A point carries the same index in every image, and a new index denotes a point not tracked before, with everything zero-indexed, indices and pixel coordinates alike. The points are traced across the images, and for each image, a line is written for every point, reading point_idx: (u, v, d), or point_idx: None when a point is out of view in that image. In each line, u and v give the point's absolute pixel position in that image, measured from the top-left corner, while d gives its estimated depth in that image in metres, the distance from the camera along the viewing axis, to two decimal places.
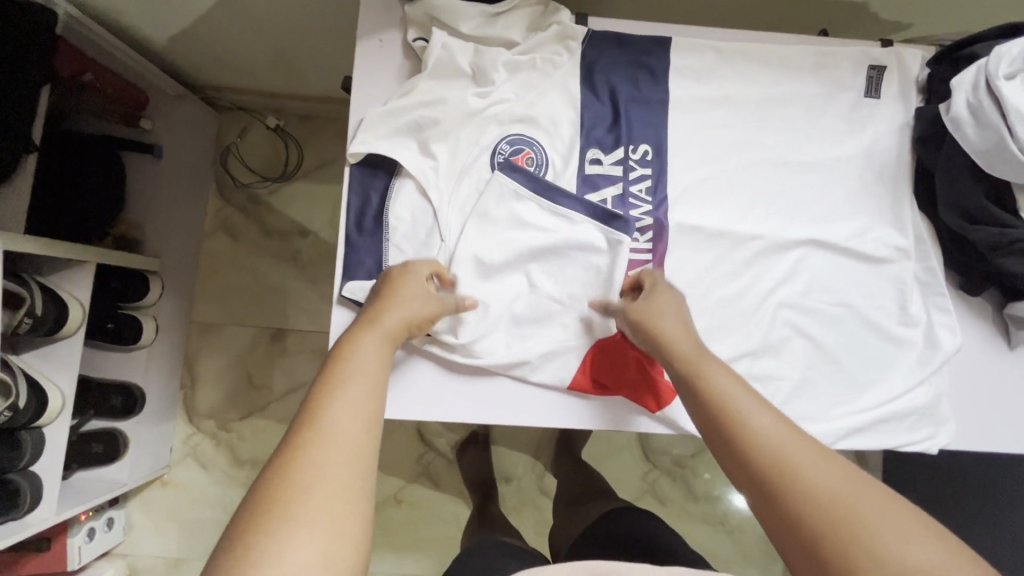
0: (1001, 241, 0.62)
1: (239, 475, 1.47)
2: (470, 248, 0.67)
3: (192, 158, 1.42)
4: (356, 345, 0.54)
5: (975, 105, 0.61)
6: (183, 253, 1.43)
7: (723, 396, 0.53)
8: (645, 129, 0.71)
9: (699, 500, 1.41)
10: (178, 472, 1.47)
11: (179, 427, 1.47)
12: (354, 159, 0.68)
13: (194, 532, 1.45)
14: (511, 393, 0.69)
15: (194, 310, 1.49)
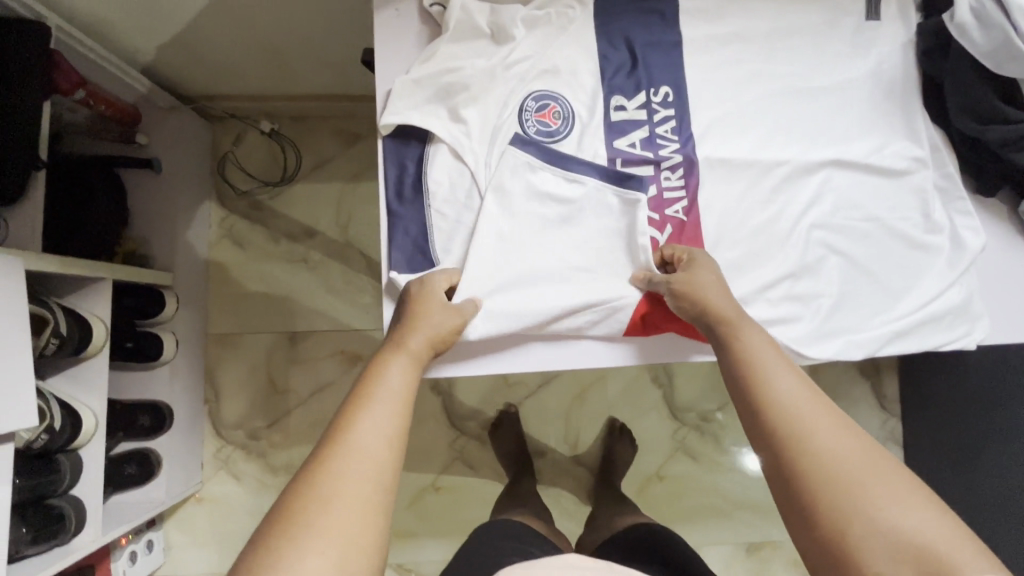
0: (1011, 136, 0.66)
1: (274, 482, 1.46)
2: (491, 222, 0.67)
3: (191, 168, 1.41)
4: (389, 364, 0.58)
5: (979, 10, 0.63)
6: (191, 265, 1.42)
7: (755, 359, 0.57)
8: (664, 71, 0.73)
9: (730, 451, 1.44)
10: (212, 487, 1.45)
11: (208, 442, 1.46)
12: (386, 131, 0.68)
13: (234, 544, 1.44)
14: (593, 354, 0.70)
15: (209, 323, 1.48)
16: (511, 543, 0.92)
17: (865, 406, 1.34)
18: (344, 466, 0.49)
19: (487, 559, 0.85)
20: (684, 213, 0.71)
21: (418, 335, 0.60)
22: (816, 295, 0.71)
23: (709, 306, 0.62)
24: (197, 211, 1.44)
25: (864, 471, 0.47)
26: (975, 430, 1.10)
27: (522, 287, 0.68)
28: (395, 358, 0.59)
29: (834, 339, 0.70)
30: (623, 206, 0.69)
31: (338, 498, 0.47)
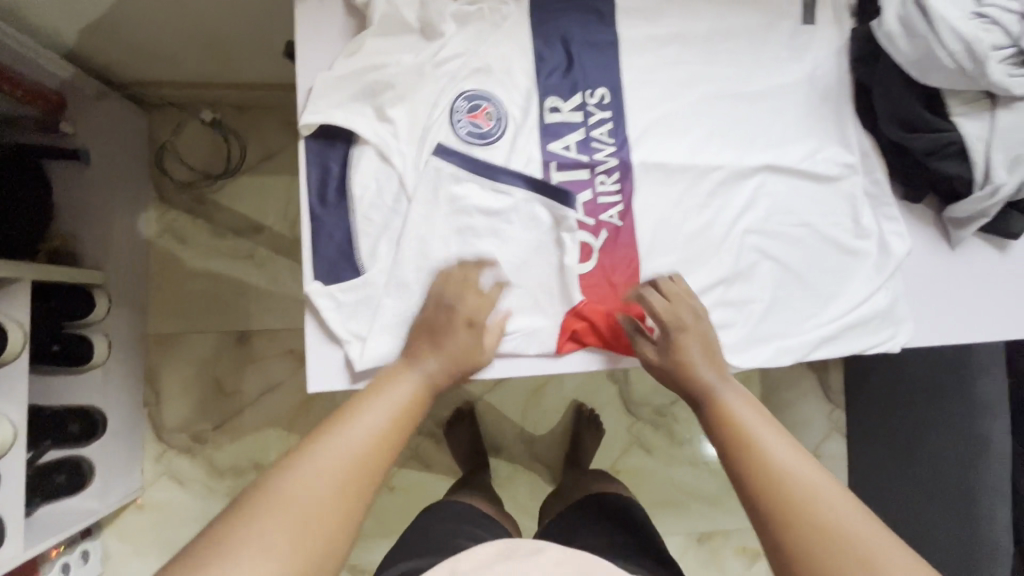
0: (937, 144, 0.67)
1: (220, 486, 1.41)
2: (416, 235, 0.66)
3: (119, 160, 1.33)
4: (396, 382, 0.58)
5: (905, 19, 0.63)
6: (127, 263, 1.35)
7: (739, 422, 0.58)
8: (600, 71, 0.71)
9: (684, 444, 1.46)
10: (154, 492, 1.40)
11: (149, 445, 1.40)
12: (308, 131, 0.65)
13: (179, 550, 1.39)
14: (526, 369, 0.69)
15: (150, 322, 1.41)
16: (462, 525, 0.91)
17: (812, 398, 1.40)
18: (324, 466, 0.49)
19: (434, 542, 0.83)
20: (619, 218, 0.70)
21: (435, 357, 0.60)
22: (751, 302, 0.72)
23: (692, 372, 0.64)
24: (130, 204, 1.36)
25: (853, 529, 0.48)
26: (916, 420, 1.13)
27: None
28: (405, 374, 0.59)
29: (766, 344, 0.71)
30: (551, 218, 0.68)
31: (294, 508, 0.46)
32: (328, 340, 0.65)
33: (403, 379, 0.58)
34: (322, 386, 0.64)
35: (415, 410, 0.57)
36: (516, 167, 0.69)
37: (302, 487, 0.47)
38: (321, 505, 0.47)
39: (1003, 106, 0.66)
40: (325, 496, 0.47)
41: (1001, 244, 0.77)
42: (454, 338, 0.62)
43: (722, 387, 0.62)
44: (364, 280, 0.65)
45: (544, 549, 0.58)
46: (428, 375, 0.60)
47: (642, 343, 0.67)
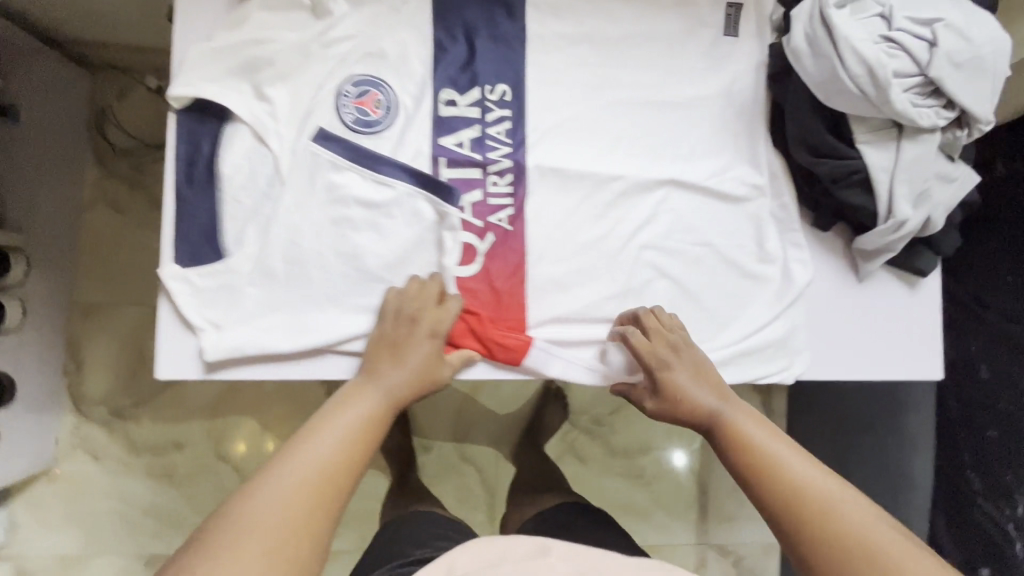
0: (842, 172, 0.64)
1: (137, 462, 1.30)
2: (287, 222, 0.62)
3: (57, 119, 1.21)
4: (353, 402, 0.59)
5: (811, 36, 0.60)
6: (55, 229, 1.24)
7: (756, 448, 0.60)
8: (502, 67, 0.68)
9: (620, 455, 1.33)
10: (67, 464, 1.28)
11: (65, 417, 1.28)
12: (178, 104, 0.61)
13: (91, 524, 1.28)
14: None
15: (75, 291, 1.30)
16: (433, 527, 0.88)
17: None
18: (285, 482, 0.51)
19: (402, 548, 0.82)
20: (509, 222, 0.67)
21: (394, 372, 0.61)
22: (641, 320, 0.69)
23: (688, 404, 0.65)
24: (66, 167, 1.25)
25: (877, 540, 0.51)
26: (853, 451, 1.06)
27: (317, 298, 0.63)
28: (365, 392, 0.60)
29: None
30: (434, 215, 0.65)
31: (266, 535, 0.47)
32: (182, 327, 0.61)
33: (362, 398, 0.59)
34: (173, 375, 0.61)
35: (372, 425, 0.58)
36: (403, 160, 0.65)
37: (276, 512, 0.49)
38: (300, 528, 0.49)
39: (908, 138, 0.63)
40: (297, 519, 0.49)
41: (911, 280, 0.75)
42: (411, 350, 0.61)
43: (730, 409, 0.64)
44: (226, 265, 0.61)
45: (550, 551, 0.56)
46: (389, 392, 0.60)
47: (640, 392, 0.69)
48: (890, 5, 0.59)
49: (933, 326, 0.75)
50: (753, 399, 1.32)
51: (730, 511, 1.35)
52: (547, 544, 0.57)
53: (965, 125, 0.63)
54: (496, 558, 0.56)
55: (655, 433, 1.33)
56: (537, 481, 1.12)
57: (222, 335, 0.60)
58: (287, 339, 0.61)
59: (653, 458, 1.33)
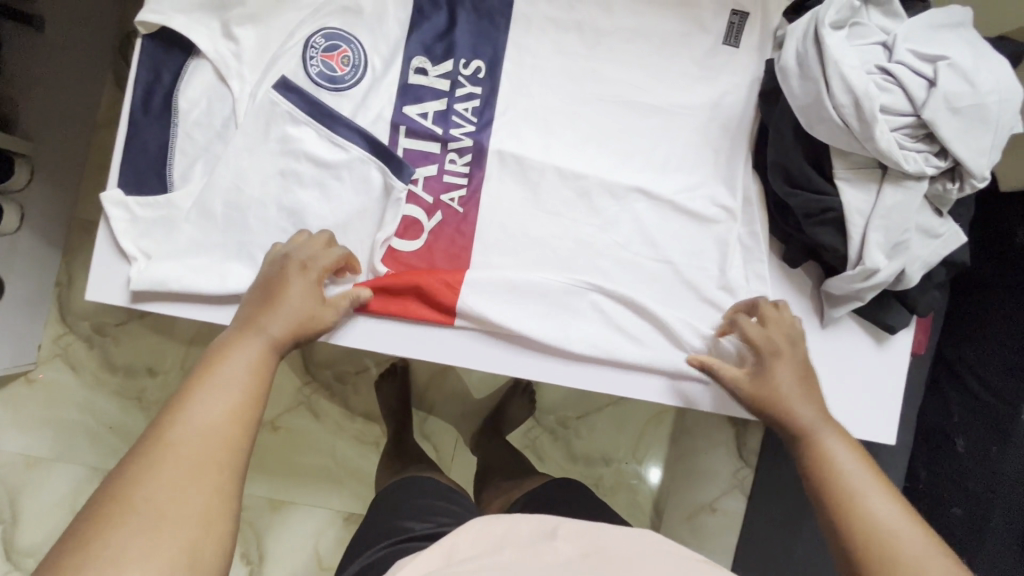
0: (814, 208, 0.60)
1: (112, 384, 1.19)
2: (232, 167, 0.61)
3: (82, 34, 1.06)
4: (229, 356, 0.50)
5: (802, 56, 0.57)
6: (66, 147, 1.10)
7: (838, 475, 0.52)
8: (480, 43, 0.65)
9: (580, 461, 1.24)
10: (48, 373, 1.18)
11: (49, 325, 1.17)
12: (144, 30, 0.61)
13: (60, 435, 1.17)
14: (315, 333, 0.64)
15: (77, 205, 1.17)
16: (425, 499, 0.79)
17: (723, 451, 1.26)
18: (171, 456, 0.42)
19: (394, 525, 0.73)
20: (460, 204, 0.65)
21: (275, 318, 0.54)
22: (575, 327, 0.65)
23: (785, 403, 0.58)
24: (86, 85, 1.11)
25: None
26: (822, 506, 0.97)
27: (249, 249, 0.62)
28: (245, 343, 0.52)
29: (584, 367, 0.66)
30: (382, 185, 0.63)
31: (164, 502, 0.39)
32: (116, 253, 0.61)
33: (239, 351, 0.51)
34: (99, 298, 0.61)
35: (261, 374, 0.51)
36: (360, 122, 0.64)
37: (167, 475, 0.41)
38: (199, 487, 0.41)
39: (890, 182, 0.58)
40: (185, 488, 0.41)
41: (880, 336, 0.69)
42: (288, 290, 0.56)
43: (824, 428, 0.56)
44: (167, 199, 0.61)
45: (558, 535, 0.52)
46: (266, 335, 0.53)
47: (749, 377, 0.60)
48: (895, 35, 0.56)
49: (893, 389, 0.70)
50: (726, 430, 1.26)
51: (686, 542, 1.23)
52: (556, 527, 0.54)
53: (957, 178, 0.57)
54: (497, 536, 0.52)
55: (625, 447, 1.25)
56: (502, 467, 1.02)
57: (146, 264, 0.60)
58: (212, 282, 0.61)
59: (619, 471, 1.24)
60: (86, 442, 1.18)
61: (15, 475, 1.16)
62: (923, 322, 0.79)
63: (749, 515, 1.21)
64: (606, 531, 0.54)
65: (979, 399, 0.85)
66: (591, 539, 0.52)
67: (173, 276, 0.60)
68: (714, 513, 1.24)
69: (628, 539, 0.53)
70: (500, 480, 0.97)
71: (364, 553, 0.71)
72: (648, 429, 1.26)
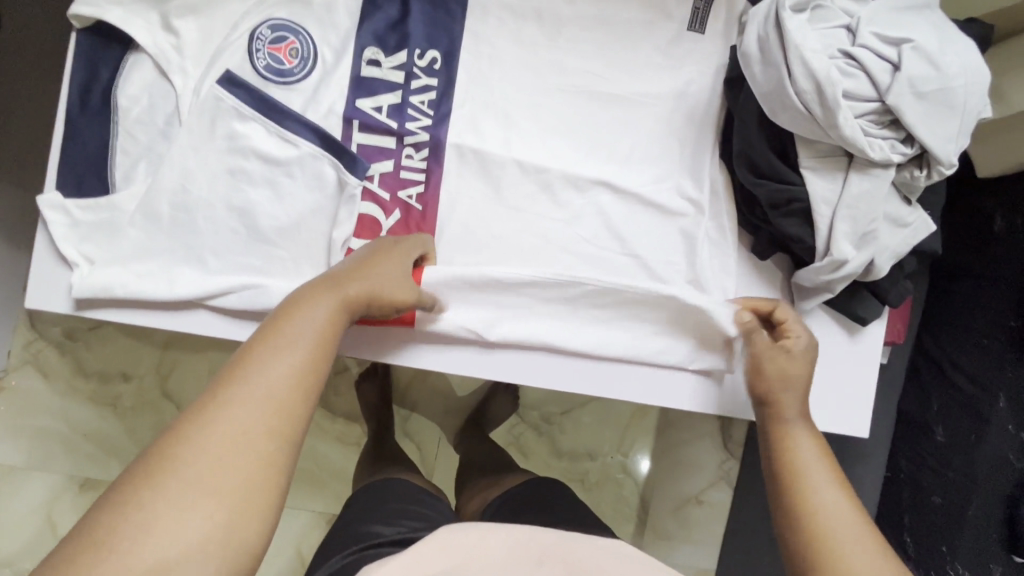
0: (780, 198, 0.58)
1: (84, 390, 1.16)
2: (177, 167, 0.58)
3: (42, 33, 1.02)
4: (306, 309, 0.46)
5: (763, 41, 0.55)
6: (27, 146, 1.06)
7: (792, 459, 0.51)
8: (436, 32, 0.63)
9: (565, 457, 1.22)
10: (17, 379, 1.15)
11: (16, 331, 1.14)
12: (79, 23, 0.57)
13: (31, 444, 1.15)
14: None
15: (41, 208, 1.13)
16: (394, 504, 0.77)
17: (708, 442, 1.25)
18: (226, 416, 0.38)
19: (364, 529, 0.70)
20: (419, 200, 0.63)
21: (359, 278, 0.50)
22: (543, 327, 0.63)
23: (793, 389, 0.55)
24: (46, 82, 1.07)
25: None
26: None
27: (199, 252, 0.60)
28: (326, 298, 0.47)
29: (552, 361, 0.65)
30: (336, 181, 0.61)
31: (207, 468, 0.36)
32: (59, 260, 0.59)
33: (317, 304, 0.47)
34: (44, 306, 0.59)
35: (332, 337, 0.46)
36: (311, 117, 0.61)
37: (216, 435, 0.37)
38: (248, 458, 0.37)
39: (856, 170, 0.56)
40: (234, 456, 0.37)
41: (852, 329, 0.68)
42: (377, 258, 0.53)
43: (798, 422, 0.53)
44: (109, 202, 0.58)
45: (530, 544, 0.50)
46: (348, 294, 0.49)
47: (771, 352, 0.57)
48: (858, 18, 0.54)
49: (866, 382, 0.69)
50: (712, 421, 1.25)
51: (671, 534, 1.22)
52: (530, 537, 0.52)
53: (925, 165, 0.56)
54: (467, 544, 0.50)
55: (610, 441, 1.24)
56: (482, 466, 1.00)
57: (88, 270, 0.58)
58: (160, 288, 0.58)
59: (605, 466, 1.23)
60: (58, 449, 1.15)
61: None
62: (902, 312, 0.77)
63: (735, 506, 1.20)
64: (582, 548, 0.51)
65: (958, 387, 0.84)
66: (566, 560, 0.49)
67: (117, 282, 0.58)
68: (699, 504, 1.23)
69: (605, 556, 0.50)
70: (479, 479, 0.95)
71: (330, 558, 0.68)
72: (635, 420, 1.25)
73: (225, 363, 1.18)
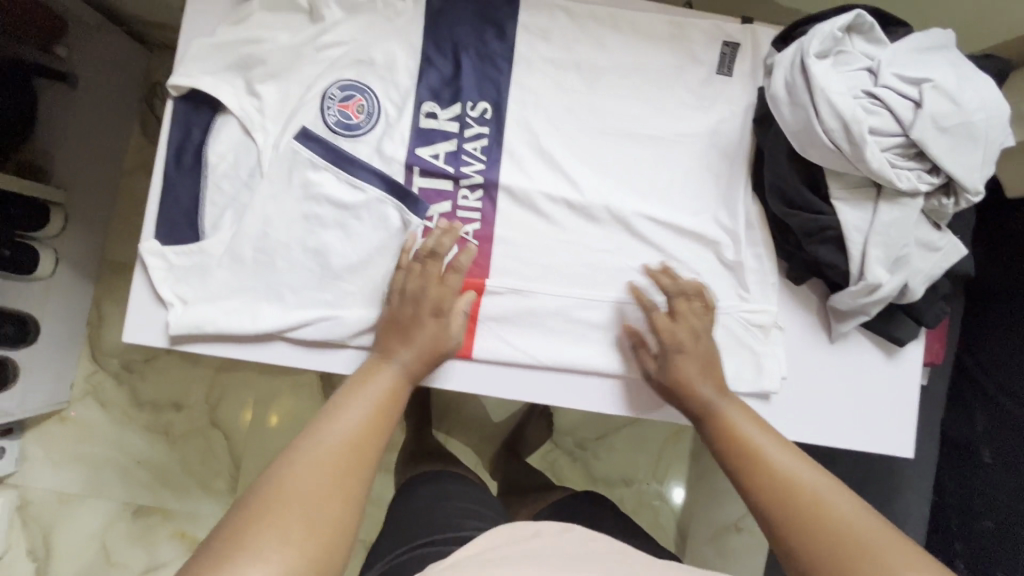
0: (814, 227, 0.62)
1: (142, 417, 1.23)
2: (259, 214, 0.65)
3: (112, 89, 1.12)
4: (371, 379, 0.58)
5: (790, 85, 0.59)
6: (94, 191, 1.16)
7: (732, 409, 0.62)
8: (486, 86, 0.69)
9: (600, 482, 1.24)
10: (80, 409, 1.22)
11: (79, 363, 1.21)
12: (177, 92, 0.66)
13: (92, 471, 1.21)
14: (342, 365, 0.67)
15: (106, 247, 1.21)
16: (460, 502, 0.80)
17: None
18: (317, 459, 0.48)
19: (433, 521, 0.74)
20: (474, 237, 0.68)
21: (407, 351, 0.61)
22: (592, 354, 0.68)
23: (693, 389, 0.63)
24: (114, 133, 1.16)
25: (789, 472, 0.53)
26: None
27: (277, 289, 0.66)
28: (383, 368, 0.60)
29: (598, 382, 0.69)
30: (398, 223, 0.67)
31: (304, 497, 0.45)
32: (154, 301, 0.65)
33: (379, 376, 0.59)
34: (140, 343, 0.65)
35: (392, 400, 0.57)
36: (376, 164, 0.68)
37: (311, 471, 0.47)
38: (337, 492, 0.47)
39: (886, 200, 0.60)
40: (326, 490, 0.46)
41: (890, 349, 0.70)
42: (423, 327, 0.62)
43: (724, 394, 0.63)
44: (199, 247, 0.65)
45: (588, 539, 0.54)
46: (401, 368, 0.60)
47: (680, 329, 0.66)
48: (879, 60, 0.58)
49: (908, 403, 0.70)
50: None
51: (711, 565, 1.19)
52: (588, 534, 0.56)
53: (952, 193, 0.59)
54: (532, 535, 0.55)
55: (646, 465, 1.24)
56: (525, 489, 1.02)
57: (182, 308, 0.65)
58: (244, 324, 0.64)
59: (643, 492, 1.24)
60: (118, 475, 1.21)
61: (51, 511, 1.19)
62: (938, 333, 0.78)
63: None
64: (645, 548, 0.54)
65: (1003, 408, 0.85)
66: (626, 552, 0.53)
67: (205, 318, 0.64)
68: (740, 532, 1.21)
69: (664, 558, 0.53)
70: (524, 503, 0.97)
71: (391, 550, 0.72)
72: (668, 446, 1.26)
73: (273, 391, 1.24)
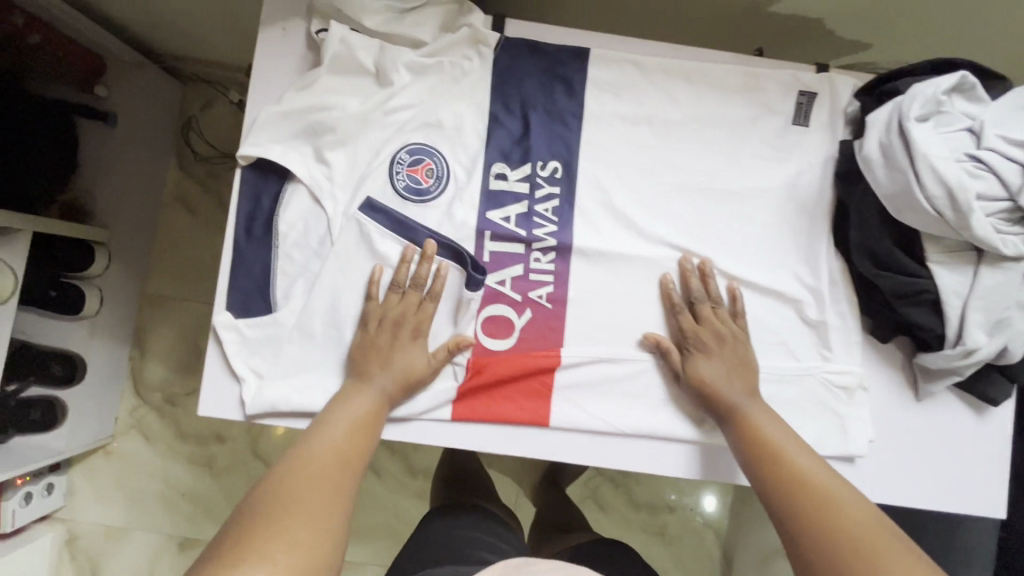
0: (909, 291, 0.59)
1: (184, 450, 1.20)
2: (331, 284, 0.64)
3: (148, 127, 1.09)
4: (348, 402, 0.59)
5: (886, 147, 0.57)
6: (130, 229, 1.11)
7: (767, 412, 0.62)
8: (557, 145, 0.68)
9: (642, 507, 1.22)
10: (124, 444, 1.20)
11: (123, 398, 1.18)
12: (245, 161, 0.65)
13: (138, 504, 1.20)
14: (417, 436, 0.66)
15: (145, 283, 1.17)
16: (479, 532, 0.76)
17: None
18: (305, 480, 0.50)
19: (449, 548, 0.72)
20: (548, 300, 0.67)
21: (382, 374, 0.61)
22: (672, 418, 0.66)
23: (717, 396, 0.62)
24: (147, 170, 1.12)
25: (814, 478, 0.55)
26: None
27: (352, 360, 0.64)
28: (359, 392, 0.61)
29: (678, 446, 0.67)
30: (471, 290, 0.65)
31: (297, 514, 0.47)
32: (227, 372, 0.65)
33: (357, 399, 0.60)
34: (214, 415, 0.65)
35: (368, 424, 0.58)
36: (447, 229, 0.66)
37: (302, 492, 0.49)
38: (325, 510, 0.49)
39: (987, 265, 0.58)
40: (316, 508, 0.49)
41: (979, 407, 0.68)
42: (398, 348, 0.63)
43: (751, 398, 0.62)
44: (272, 318, 0.64)
45: None
46: (377, 392, 0.61)
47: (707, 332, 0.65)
48: (981, 121, 0.56)
49: (999, 460, 0.67)
50: None
51: None
52: None
53: None
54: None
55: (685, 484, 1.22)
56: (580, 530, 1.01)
57: (257, 382, 0.64)
58: (321, 398, 0.63)
59: (683, 509, 1.22)
60: (163, 509, 1.20)
61: (100, 546, 1.19)
62: None
63: None
64: None
65: None
66: None
67: (281, 391, 0.63)
68: None
69: None
70: None
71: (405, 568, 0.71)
72: None
73: None
